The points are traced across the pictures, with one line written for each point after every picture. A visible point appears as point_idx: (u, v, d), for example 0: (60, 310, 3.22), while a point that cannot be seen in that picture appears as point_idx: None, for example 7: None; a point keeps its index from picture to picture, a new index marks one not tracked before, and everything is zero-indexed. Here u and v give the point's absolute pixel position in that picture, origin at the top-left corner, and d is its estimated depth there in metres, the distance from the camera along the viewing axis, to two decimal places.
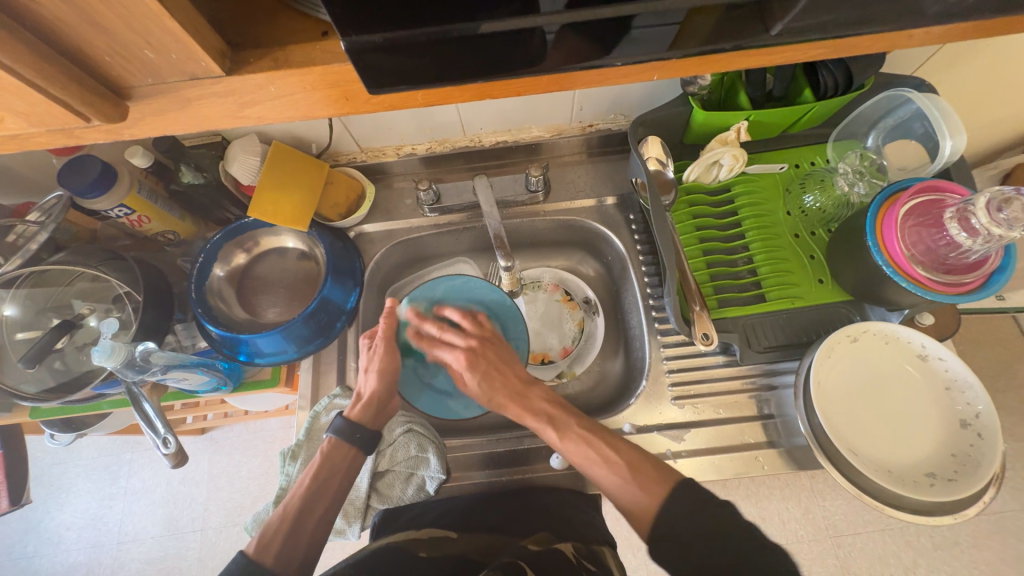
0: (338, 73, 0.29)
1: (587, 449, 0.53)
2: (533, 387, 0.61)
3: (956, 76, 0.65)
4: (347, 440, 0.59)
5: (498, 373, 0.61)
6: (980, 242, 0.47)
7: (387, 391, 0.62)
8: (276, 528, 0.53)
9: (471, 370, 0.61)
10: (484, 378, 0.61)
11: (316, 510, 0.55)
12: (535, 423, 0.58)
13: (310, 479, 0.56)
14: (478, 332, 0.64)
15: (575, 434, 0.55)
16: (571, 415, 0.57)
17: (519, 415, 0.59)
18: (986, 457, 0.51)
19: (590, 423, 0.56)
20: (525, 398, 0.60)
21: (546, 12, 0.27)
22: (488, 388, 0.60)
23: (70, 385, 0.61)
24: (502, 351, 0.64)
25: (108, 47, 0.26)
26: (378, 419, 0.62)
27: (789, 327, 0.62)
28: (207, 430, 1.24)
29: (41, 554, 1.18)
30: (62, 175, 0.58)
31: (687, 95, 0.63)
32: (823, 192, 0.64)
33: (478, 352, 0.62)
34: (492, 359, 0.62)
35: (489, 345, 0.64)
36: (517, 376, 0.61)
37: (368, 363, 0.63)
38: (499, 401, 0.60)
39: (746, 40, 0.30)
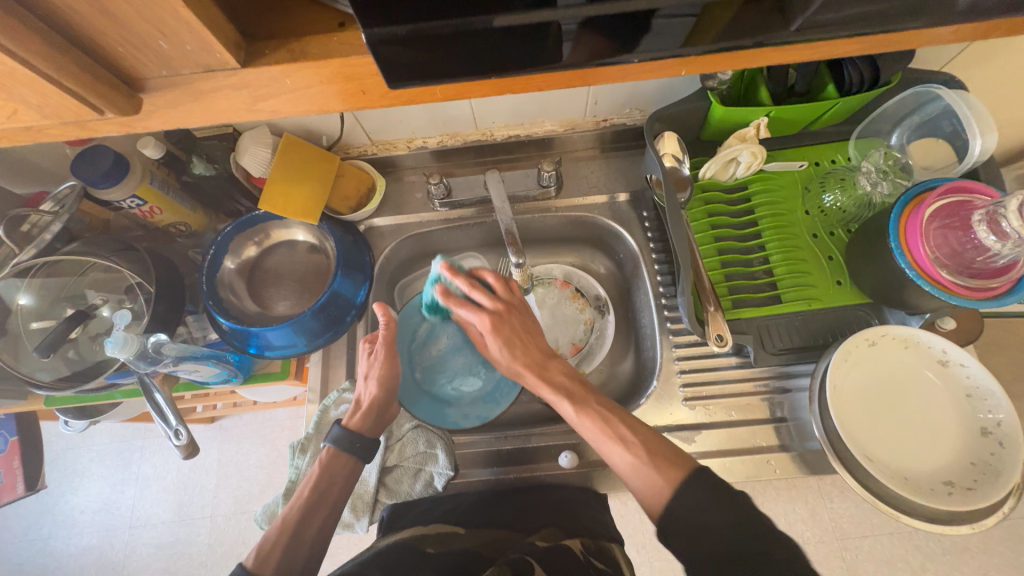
0: (354, 65, 0.28)
1: (603, 426, 0.52)
2: (553, 360, 0.60)
3: (987, 73, 0.62)
4: (346, 450, 0.58)
5: (522, 340, 0.60)
6: (1009, 246, 0.46)
7: (387, 398, 0.62)
8: (276, 537, 0.52)
9: (496, 333, 0.60)
10: (507, 343, 0.60)
11: (316, 520, 0.54)
12: (552, 395, 0.57)
13: (309, 489, 0.56)
14: (507, 298, 0.63)
15: (594, 412, 0.53)
16: (589, 392, 0.56)
17: (536, 383, 0.58)
18: (1007, 466, 0.50)
19: (607, 402, 0.55)
20: (545, 369, 0.59)
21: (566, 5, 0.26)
22: (510, 353, 0.60)
23: (83, 373, 0.62)
24: (525, 321, 0.63)
25: (120, 37, 0.25)
26: (377, 425, 0.62)
27: (806, 329, 0.61)
28: (216, 419, 1.26)
29: (56, 536, 1.21)
30: (75, 165, 0.58)
31: (705, 90, 0.61)
32: (844, 190, 0.63)
33: (503, 318, 0.61)
34: (518, 328, 0.61)
35: (515, 314, 0.62)
36: (540, 348, 0.61)
37: (368, 370, 0.62)
38: (519, 368, 0.59)
39: (768, 35, 0.29)
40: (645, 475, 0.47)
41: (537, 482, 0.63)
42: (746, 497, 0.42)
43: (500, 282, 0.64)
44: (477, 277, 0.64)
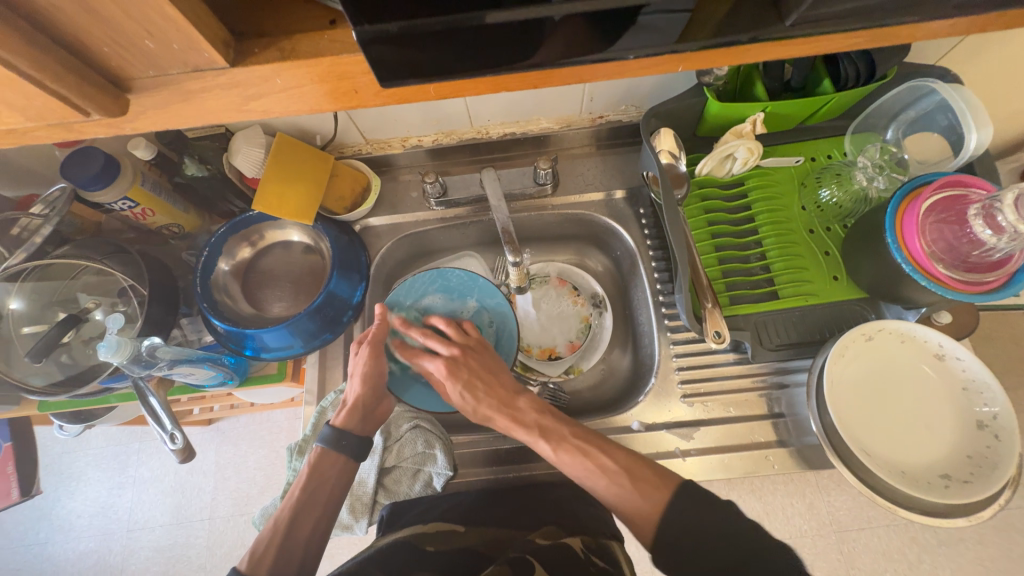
0: (346, 64, 0.28)
1: (583, 460, 0.52)
2: (521, 397, 0.59)
3: (982, 66, 0.62)
4: (334, 448, 0.58)
5: (482, 383, 0.60)
6: (1005, 240, 0.46)
7: (373, 396, 0.61)
8: (268, 542, 0.52)
9: (453, 378, 0.59)
10: (466, 388, 0.59)
11: (308, 521, 0.54)
12: (527, 436, 0.56)
13: (299, 490, 0.55)
14: (462, 341, 0.63)
15: (571, 445, 0.53)
16: (563, 424, 0.55)
17: (508, 425, 0.58)
18: (1004, 458, 0.50)
19: (580, 430, 0.55)
20: (514, 408, 0.58)
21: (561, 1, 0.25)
22: (472, 398, 0.59)
23: (77, 378, 0.61)
24: (486, 361, 0.62)
25: (106, 37, 0.25)
26: (367, 426, 0.61)
27: (803, 324, 0.61)
28: (213, 421, 1.25)
29: (53, 541, 1.20)
30: (65, 167, 0.57)
31: (701, 86, 0.61)
32: (840, 185, 0.62)
33: (460, 362, 0.61)
34: (475, 368, 0.60)
35: (471, 355, 0.62)
36: (504, 387, 0.60)
37: (353, 369, 0.62)
38: (485, 411, 0.59)
39: (762, 30, 0.29)
40: (642, 491, 0.48)
41: (534, 481, 0.63)
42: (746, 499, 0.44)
43: (453, 327, 0.64)
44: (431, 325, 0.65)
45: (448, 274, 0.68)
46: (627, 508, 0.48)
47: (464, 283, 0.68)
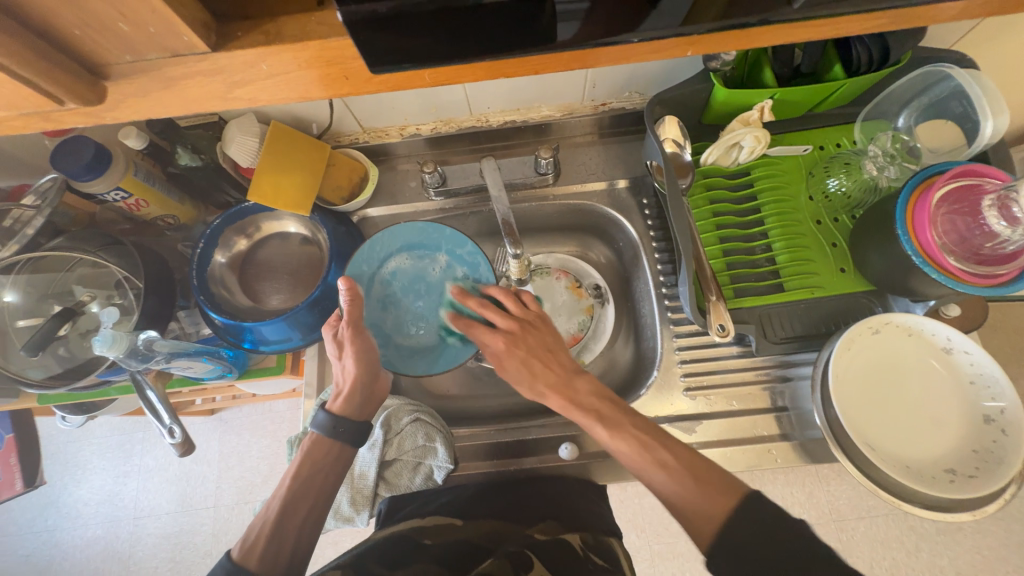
0: (334, 48, 0.26)
1: (642, 452, 0.50)
2: (579, 377, 0.59)
3: (998, 51, 0.60)
4: (329, 435, 0.57)
5: (540, 360, 0.60)
6: (1020, 231, 0.45)
7: (367, 376, 0.60)
8: (259, 531, 0.51)
9: (511, 352, 0.60)
10: (526, 363, 0.60)
11: (300, 510, 0.53)
12: (583, 419, 0.55)
13: (291, 479, 0.55)
14: (521, 315, 0.63)
15: (629, 434, 0.52)
16: (622, 413, 0.54)
17: (562, 407, 0.57)
18: (1010, 453, 0.49)
19: (640, 422, 0.53)
20: (571, 388, 0.58)
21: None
22: (529, 373, 0.60)
23: (74, 371, 0.61)
24: (543, 339, 0.62)
25: (77, 19, 0.23)
26: (363, 408, 0.60)
27: (809, 318, 0.60)
28: (215, 411, 1.25)
29: (61, 528, 1.22)
30: (55, 157, 0.56)
31: (708, 72, 0.59)
32: (849, 175, 0.61)
33: (519, 337, 0.61)
34: (533, 347, 0.61)
35: (530, 332, 0.62)
36: (563, 364, 0.60)
37: (339, 352, 0.60)
38: (541, 387, 0.59)
39: (771, 13, 0.27)
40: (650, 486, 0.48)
41: (536, 474, 0.62)
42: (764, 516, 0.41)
43: (513, 299, 0.64)
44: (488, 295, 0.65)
45: (410, 229, 0.67)
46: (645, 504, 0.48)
47: (430, 236, 0.67)
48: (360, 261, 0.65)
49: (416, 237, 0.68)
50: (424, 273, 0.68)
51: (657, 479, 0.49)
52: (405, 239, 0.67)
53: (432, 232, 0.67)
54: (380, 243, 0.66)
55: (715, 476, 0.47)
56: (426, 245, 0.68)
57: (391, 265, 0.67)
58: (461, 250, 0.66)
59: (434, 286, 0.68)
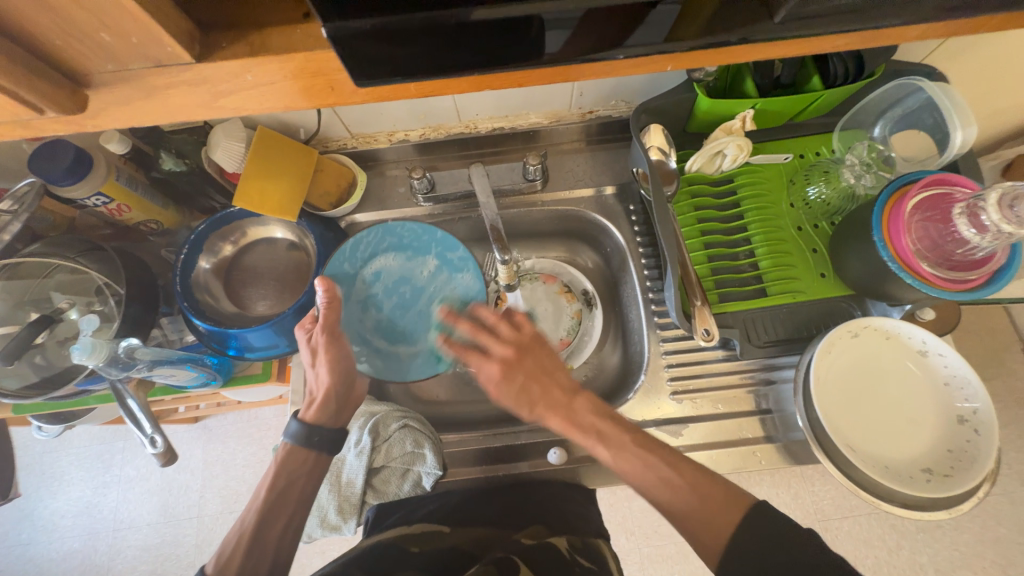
0: (320, 60, 0.27)
1: (643, 468, 0.51)
2: (578, 398, 0.56)
3: (968, 65, 0.62)
4: (303, 445, 0.57)
5: (539, 385, 0.56)
6: (988, 239, 0.47)
7: (342, 383, 0.59)
8: (236, 545, 0.50)
9: (507, 382, 0.56)
10: (523, 390, 0.56)
11: (278, 522, 0.53)
12: (584, 440, 0.54)
13: (267, 490, 0.54)
14: (516, 338, 0.58)
15: (631, 454, 0.52)
16: (623, 430, 0.53)
17: (564, 428, 0.55)
18: (983, 453, 0.51)
19: (639, 435, 0.53)
20: (571, 410, 0.55)
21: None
22: (527, 401, 0.56)
23: (52, 380, 0.59)
24: (542, 361, 0.58)
25: (58, 29, 0.23)
26: (338, 415, 0.60)
27: (791, 322, 0.62)
28: (199, 419, 1.23)
29: (36, 542, 1.18)
30: (35, 161, 0.55)
31: (692, 82, 0.61)
32: (828, 183, 0.63)
33: (515, 364, 0.57)
34: (532, 371, 0.57)
35: (528, 355, 0.58)
36: (561, 387, 0.57)
37: (313, 358, 0.59)
38: (540, 412, 0.56)
39: (751, 31, 0.28)
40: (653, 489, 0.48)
41: (522, 480, 0.62)
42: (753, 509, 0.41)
43: (507, 321, 0.58)
44: (477, 313, 0.60)
45: (399, 230, 0.68)
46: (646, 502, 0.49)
47: (418, 237, 0.68)
48: (346, 259, 0.66)
49: (405, 239, 0.69)
50: (410, 274, 0.68)
51: (653, 491, 0.50)
52: (393, 240, 0.68)
53: (421, 234, 0.68)
54: (367, 244, 0.67)
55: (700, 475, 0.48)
56: (414, 247, 0.68)
57: (376, 265, 0.67)
58: (449, 252, 0.67)
59: (419, 289, 0.68)
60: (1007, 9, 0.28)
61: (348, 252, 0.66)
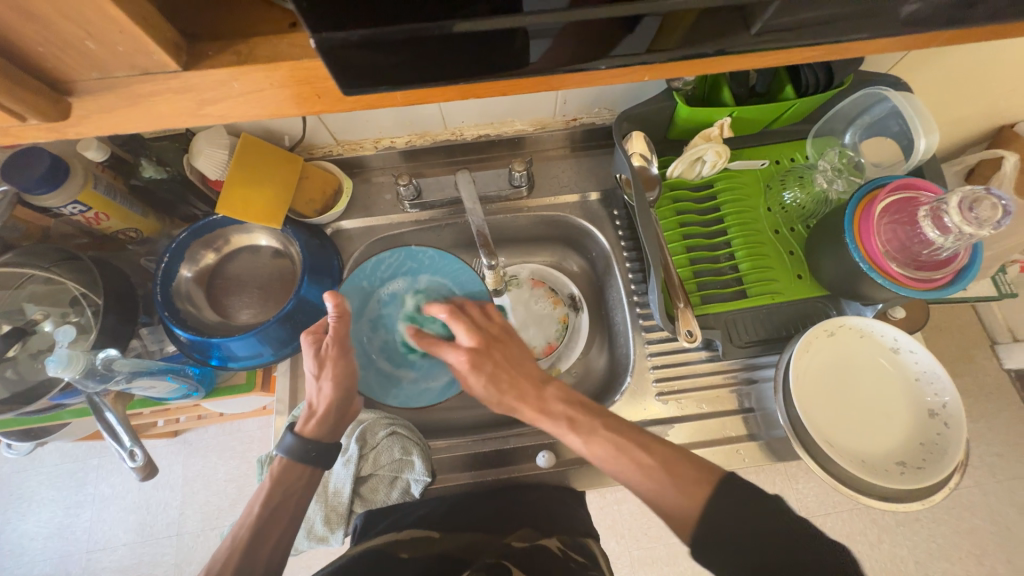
0: (308, 69, 0.27)
1: (618, 454, 0.51)
2: (547, 388, 0.58)
3: (930, 76, 0.66)
4: (302, 459, 0.55)
5: (507, 375, 0.59)
6: (951, 239, 0.49)
7: (343, 398, 0.59)
8: (225, 558, 0.49)
9: (477, 371, 0.59)
10: (492, 378, 0.59)
11: (272, 534, 0.52)
12: (554, 427, 0.55)
13: (262, 505, 0.53)
14: (485, 332, 0.62)
15: (602, 437, 0.53)
16: (593, 416, 0.55)
17: (534, 416, 0.57)
18: (952, 445, 0.53)
19: (610, 420, 0.54)
20: (542, 399, 0.57)
21: (532, 11, 0.25)
22: (496, 388, 0.58)
23: (26, 394, 0.57)
24: (509, 353, 0.61)
25: (41, 37, 0.23)
26: (336, 429, 0.59)
27: (771, 322, 0.63)
28: (180, 433, 1.19)
29: (4, 566, 1.12)
30: (7, 169, 0.53)
31: (671, 91, 0.63)
32: (803, 188, 0.65)
33: (484, 353, 0.60)
34: (499, 361, 0.60)
35: (496, 346, 0.61)
36: (528, 377, 0.59)
37: (318, 370, 0.58)
38: (510, 402, 0.58)
39: (725, 43, 0.29)
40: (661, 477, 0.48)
41: (515, 483, 0.63)
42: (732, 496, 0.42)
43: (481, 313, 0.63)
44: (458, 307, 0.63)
45: (418, 256, 0.69)
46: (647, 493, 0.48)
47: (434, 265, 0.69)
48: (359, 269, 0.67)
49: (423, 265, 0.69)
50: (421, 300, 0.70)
51: (634, 478, 0.50)
52: (410, 265, 0.69)
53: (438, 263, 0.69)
54: (385, 265, 0.69)
55: (696, 464, 0.48)
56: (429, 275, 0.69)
57: (391, 287, 0.69)
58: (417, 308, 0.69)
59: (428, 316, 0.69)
60: (961, 26, 0.30)
61: (361, 274, 0.68)
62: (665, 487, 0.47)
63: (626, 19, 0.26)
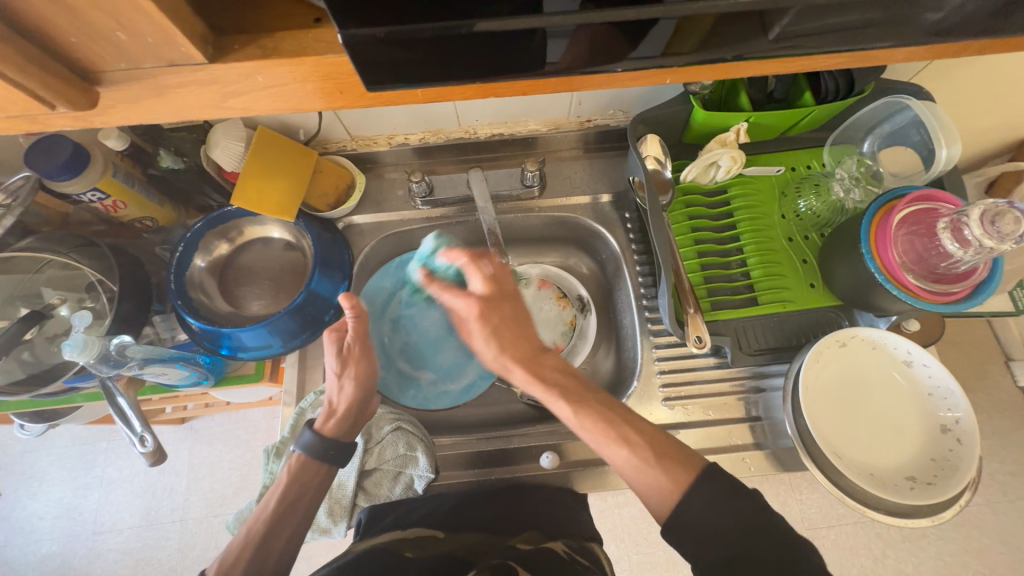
0: (332, 64, 0.27)
1: (605, 428, 0.50)
2: (546, 355, 0.57)
3: (954, 86, 0.64)
4: (318, 457, 0.56)
5: (511, 332, 0.57)
6: (970, 253, 0.48)
7: (363, 398, 0.60)
8: (238, 553, 0.50)
9: (482, 321, 0.57)
10: (495, 333, 0.57)
11: (284, 532, 0.52)
12: (545, 394, 0.54)
13: (276, 501, 0.53)
14: (497, 288, 0.59)
15: (593, 410, 0.51)
16: (586, 390, 0.54)
17: (527, 377, 0.55)
18: (964, 462, 0.52)
19: (608, 399, 0.53)
20: (537, 363, 0.56)
21: (554, 12, 0.25)
22: (496, 345, 0.57)
23: (39, 377, 0.58)
24: (517, 311, 0.59)
25: (73, 27, 0.24)
26: (353, 430, 0.59)
27: (781, 331, 0.63)
28: (187, 420, 1.21)
29: (13, 544, 1.15)
30: (30, 155, 0.54)
31: (689, 94, 0.62)
32: (818, 197, 0.65)
33: (492, 306, 0.58)
34: (505, 318, 0.58)
35: (505, 302, 0.59)
36: (529, 339, 0.57)
37: (340, 369, 0.59)
38: (507, 359, 0.57)
39: (747, 47, 0.29)
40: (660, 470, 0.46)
41: (517, 483, 0.63)
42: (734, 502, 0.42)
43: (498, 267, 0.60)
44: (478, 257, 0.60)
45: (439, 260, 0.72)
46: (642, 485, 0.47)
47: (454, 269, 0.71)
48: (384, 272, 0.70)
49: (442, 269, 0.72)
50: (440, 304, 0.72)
51: (615, 454, 0.49)
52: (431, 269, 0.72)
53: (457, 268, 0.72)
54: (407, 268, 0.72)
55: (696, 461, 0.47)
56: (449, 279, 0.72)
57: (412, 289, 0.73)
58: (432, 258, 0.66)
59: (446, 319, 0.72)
60: (992, 37, 0.29)
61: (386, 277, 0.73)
62: (648, 466, 0.47)
63: (645, 22, 0.26)
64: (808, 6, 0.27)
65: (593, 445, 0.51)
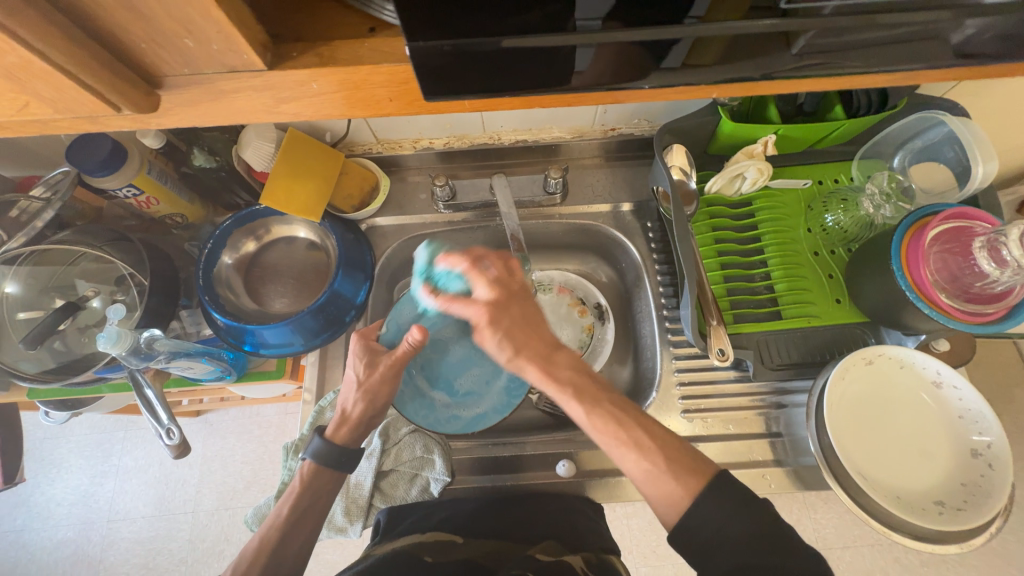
0: (386, 73, 0.28)
1: (616, 429, 0.48)
2: (560, 351, 0.54)
3: (992, 103, 0.63)
4: (336, 463, 0.56)
5: (525, 332, 0.54)
6: (1008, 273, 0.47)
7: (374, 413, 0.59)
8: (254, 556, 0.51)
9: (492, 327, 0.54)
10: (508, 334, 0.54)
11: (299, 536, 0.53)
12: (559, 393, 0.51)
13: (289, 508, 0.54)
14: (504, 289, 0.56)
15: (605, 410, 0.49)
16: (601, 388, 0.51)
17: (540, 377, 0.52)
18: (996, 488, 0.51)
19: (619, 398, 0.51)
20: (551, 361, 0.53)
21: (580, 30, 0.25)
22: (510, 347, 0.54)
23: (71, 367, 0.60)
24: (528, 310, 0.56)
25: (144, 34, 0.24)
26: (360, 437, 0.59)
27: (805, 346, 0.62)
28: (202, 413, 1.23)
29: (30, 528, 1.17)
30: (70, 150, 0.56)
31: (716, 105, 0.62)
32: (846, 211, 0.64)
33: (503, 307, 0.55)
34: (518, 317, 0.55)
35: (514, 302, 0.56)
36: (543, 337, 0.55)
37: (360, 381, 0.58)
38: (521, 361, 0.54)
39: (774, 59, 0.28)
40: (677, 478, 0.44)
41: (533, 491, 0.62)
42: (768, 519, 0.41)
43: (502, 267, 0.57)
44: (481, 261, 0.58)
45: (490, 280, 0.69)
46: (655, 493, 0.45)
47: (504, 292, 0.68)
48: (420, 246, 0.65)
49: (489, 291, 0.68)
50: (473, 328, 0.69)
51: (625, 458, 0.47)
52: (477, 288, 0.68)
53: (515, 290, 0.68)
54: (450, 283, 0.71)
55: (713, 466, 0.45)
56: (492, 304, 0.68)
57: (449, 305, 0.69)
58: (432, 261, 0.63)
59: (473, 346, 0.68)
60: None
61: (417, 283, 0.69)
62: (661, 472, 0.45)
63: (657, 44, 0.26)
64: (831, 20, 0.26)
65: (602, 445, 0.50)
